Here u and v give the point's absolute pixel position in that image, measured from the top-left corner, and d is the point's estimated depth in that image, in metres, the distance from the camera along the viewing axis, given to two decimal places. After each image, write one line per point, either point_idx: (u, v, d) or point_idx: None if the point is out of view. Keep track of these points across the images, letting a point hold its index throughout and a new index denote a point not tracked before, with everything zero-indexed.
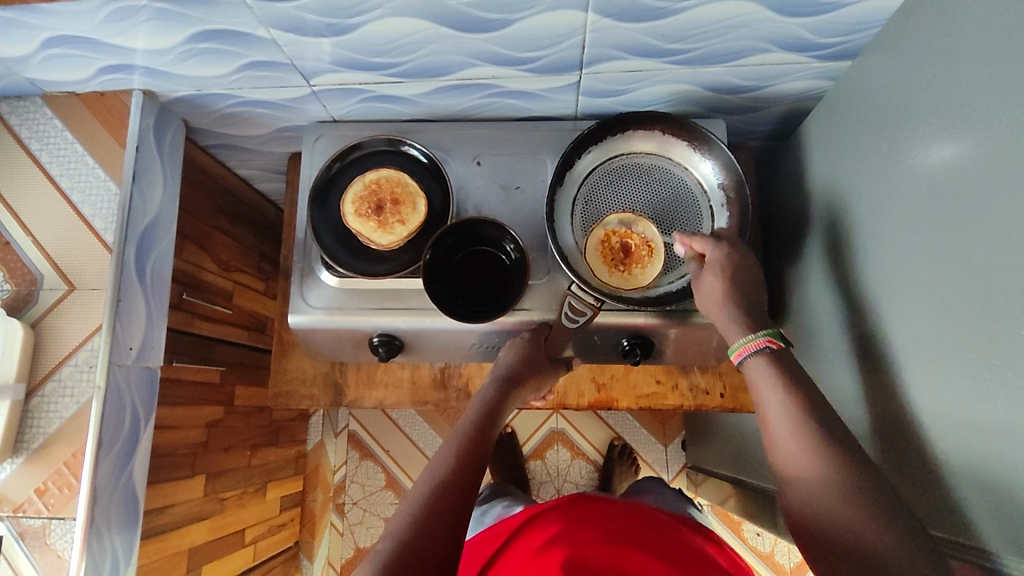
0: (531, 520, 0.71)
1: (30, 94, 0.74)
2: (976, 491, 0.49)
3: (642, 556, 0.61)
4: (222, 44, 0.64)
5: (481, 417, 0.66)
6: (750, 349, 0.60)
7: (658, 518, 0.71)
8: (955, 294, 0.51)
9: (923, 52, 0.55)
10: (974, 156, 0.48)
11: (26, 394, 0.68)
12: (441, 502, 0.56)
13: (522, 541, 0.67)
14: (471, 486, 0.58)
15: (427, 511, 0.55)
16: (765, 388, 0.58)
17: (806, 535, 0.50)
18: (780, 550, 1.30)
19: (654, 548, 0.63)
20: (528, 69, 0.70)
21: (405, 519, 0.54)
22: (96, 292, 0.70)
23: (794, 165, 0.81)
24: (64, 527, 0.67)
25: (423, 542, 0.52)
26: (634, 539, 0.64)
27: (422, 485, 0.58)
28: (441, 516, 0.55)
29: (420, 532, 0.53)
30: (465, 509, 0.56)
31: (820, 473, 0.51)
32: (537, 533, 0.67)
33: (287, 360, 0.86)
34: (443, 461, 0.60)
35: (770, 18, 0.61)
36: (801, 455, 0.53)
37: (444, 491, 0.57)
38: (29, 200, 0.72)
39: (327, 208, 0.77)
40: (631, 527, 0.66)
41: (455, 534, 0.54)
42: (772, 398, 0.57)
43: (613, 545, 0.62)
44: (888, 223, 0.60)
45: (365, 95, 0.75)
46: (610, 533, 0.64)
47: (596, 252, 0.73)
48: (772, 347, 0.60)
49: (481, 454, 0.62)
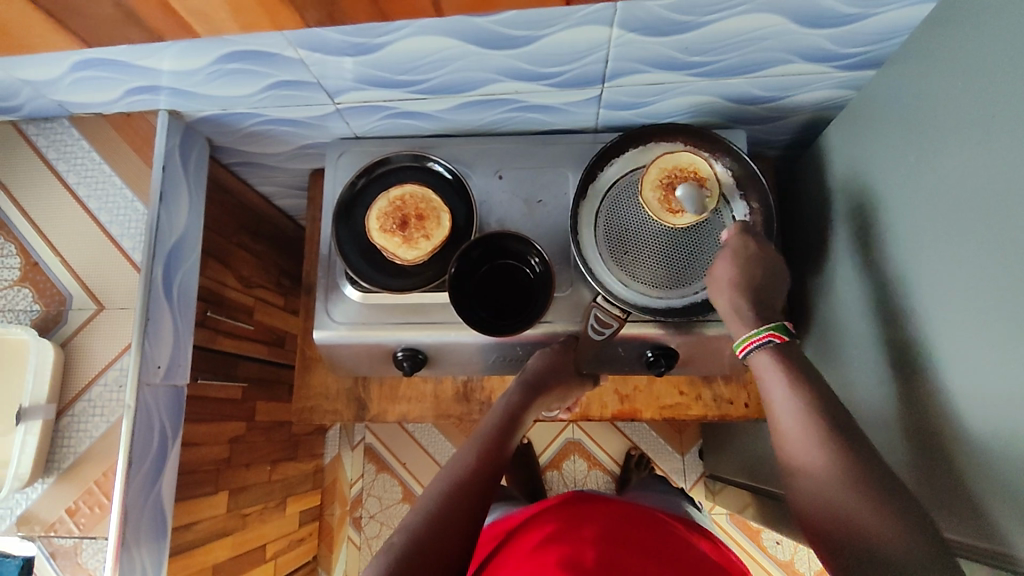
0: (528, 524, 0.70)
1: (57, 115, 0.75)
2: (1010, 501, 0.48)
3: (639, 553, 0.61)
4: (250, 64, 0.65)
5: (502, 420, 0.67)
6: (755, 343, 0.62)
7: (661, 523, 0.70)
8: (988, 303, 0.51)
9: (948, 62, 0.55)
10: (1004, 166, 0.49)
11: (57, 414, 0.69)
12: (458, 498, 0.56)
13: (519, 543, 0.67)
14: (488, 488, 0.59)
15: (443, 506, 0.55)
16: (771, 378, 0.59)
17: (810, 518, 0.51)
18: (801, 558, 1.29)
19: (653, 548, 0.63)
20: (551, 84, 0.70)
21: (420, 513, 0.55)
22: (124, 311, 0.71)
23: (816, 173, 0.81)
24: (96, 546, 0.67)
25: (437, 534, 0.53)
26: (630, 539, 0.63)
27: (440, 481, 0.58)
28: (458, 513, 0.55)
29: (436, 523, 0.54)
30: (481, 506, 0.57)
31: (817, 454, 0.52)
32: (533, 534, 0.67)
33: (311, 375, 0.86)
34: (463, 461, 0.61)
35: (794, 30, 0.62)
36: (799, 436, 0.54)
37: (461, 488, 0.57)
38: (57, 221, 0.73)
39: (352, 223, 0.77)
40: (625, 525, 0.66)
41: (471, 530, 0.55)
42: (780, 389, 0.57)
43: (606, 543, 0.62)
44: (917, 233, 0.60)
45: (389, 111, 0.76)
46: (605, 532, 0.64)
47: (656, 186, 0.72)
48: (774, 342, 0.61)
49: (499, 456, 0.63)
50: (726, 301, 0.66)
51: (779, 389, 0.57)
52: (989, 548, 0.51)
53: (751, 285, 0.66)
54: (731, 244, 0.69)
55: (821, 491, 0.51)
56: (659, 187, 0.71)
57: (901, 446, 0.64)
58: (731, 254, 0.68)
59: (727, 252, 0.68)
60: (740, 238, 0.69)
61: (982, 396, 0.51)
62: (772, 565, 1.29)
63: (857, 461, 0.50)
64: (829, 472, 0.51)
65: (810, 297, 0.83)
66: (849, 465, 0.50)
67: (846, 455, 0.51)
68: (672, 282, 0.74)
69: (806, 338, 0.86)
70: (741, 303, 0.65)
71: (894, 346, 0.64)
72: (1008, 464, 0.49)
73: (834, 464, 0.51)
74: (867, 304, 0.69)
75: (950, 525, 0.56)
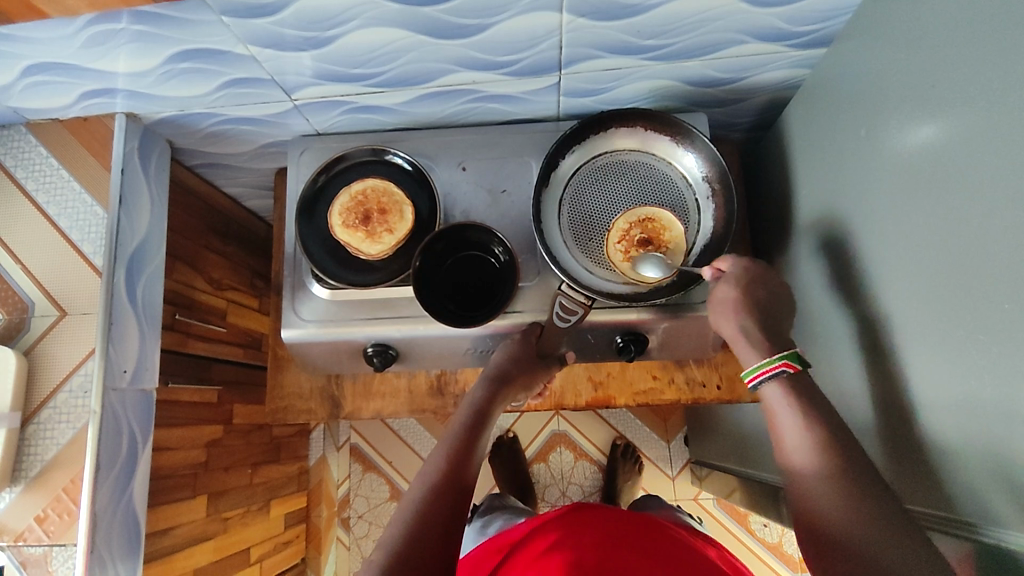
0: (531, 533, 0.70)
1: (14, 122, 0.74)
2: (974, 468, 0.49)
3: (642, 558, 0.61)
4: (202, 63, 0.65)
5: (472, 417, 0.67)
6: (764, 374, 0.59)
7: (665, 529, 0.70)
8: (938, 273, 0.51)
9: (893, 35, 0.56)
10: (949, 136, 0.49)
11: (22, 422, 0.68)
12: (435, 502, 0.56)
13: (523, 551, 0.66)
14: (463, 486, 0.59)
15: (421, 513, 0.55)
16: (782, 414, 0.56)
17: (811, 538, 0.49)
18: (789, 540, 1.29)
19: (656, 553, 0.62)
20: (507, 73, 0.70)
21: (401, 524, 0.54)
22: (87, 316, 0.70)
23: (778, 153, 0.81)
24: (66, 553, 0.67)
25: (419, 542, 0.53)
26: (632, 543, 0.63)
27: (416, 488, 0.58)
28: (437, 517, 0.55)
29: (419, 530, 0.54)
30: (460, 509, 0.57)
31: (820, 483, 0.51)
32: (537, 542, 0.66)
33: (283, 375, 0.86)
34: (436, 464, 0.61)
35: (743, 9, 0.62)
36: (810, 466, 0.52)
37: (436, 492, 0.57)
38: (16, 229, 0.73)
39: (314, 220, 0.77)
40: (623, 532, 0.66)
41: (447, 533, 0.55)
42: (789, 422, 0.55)
43: (609, 548, 0.62)
44: (874, 206, 0.60)
45: (347, 107, 0.76)
46: (605, 537, 0.64)
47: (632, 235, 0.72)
48: (787, 372, 0.58)
49: (472, 454, 0.63)
50: (731, 325, 0.65)
51: (789, 418, 0.55)
52: (954, 517, 0.51)
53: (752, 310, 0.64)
54: (730, 270, 0.67)
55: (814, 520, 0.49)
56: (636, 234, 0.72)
57: (871, 422, 0.64)
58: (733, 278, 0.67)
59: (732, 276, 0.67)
60: (740, 264, 0.67)
61: (938, 367, 0.52)
62: (760, 547, 1.30)
63: (849, 481, 0.50)
64: (824, 505, 0.49)
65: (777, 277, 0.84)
66: (837, 491, 0.49)
67: (841, 481, 0.50)
68: None
69: None
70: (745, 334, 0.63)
71: (859, 322, 0.65)
72: (967, 432, 0.49)
73: (827, 491, 0.50)
74: (831, 282, 0.70)
75: (919, 497, 0.56)
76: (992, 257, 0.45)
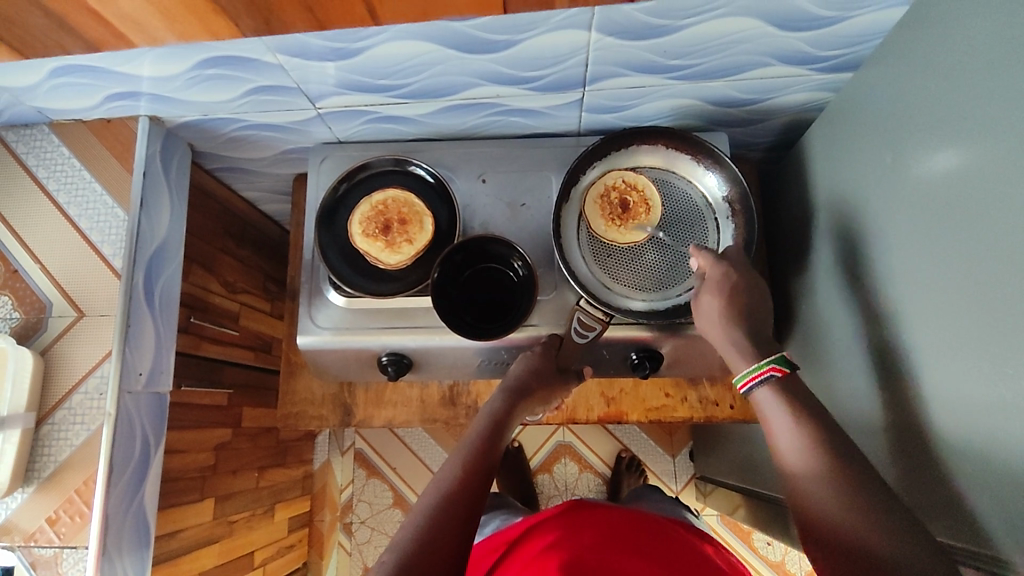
0: (529, 531, 0.70)
1: (37, 122, 0.75)
2: (990, 500, 0.48)
3: (639, 559, 0.60)
4: (229, 69, 0.65)
5: (488, 429, 0.66)
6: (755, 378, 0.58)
7: (664, 528, 0.70)
8: (956, 299, 0.51)
9: (920, 65, 0.56)
10: (974, 169, 0.49)
11: (36, 422, 0.68)
12: (449, 511, 0.56)
13: (519, 551, 0.66)
14: (477, 497, 0.58)
15: (434, 519, 0.55)
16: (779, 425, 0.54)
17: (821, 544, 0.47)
18: (792, 559, 1.29)
19: (654, 553, 0.62)
20: (532, 88, 0.70)
21: (412, 528, 0.54)
22: (104, 318, 0.71)
23: (797, 174, 0.82)
24: (76, 556, 0.66)
25: (427, 548, 0.52)
26: (629, 542, 0.63)
27: (430, 496, 0.58)
28: (449, 525, 0.55)
29: (429, 537, 0.53)
30: (472, 520, 0.56)
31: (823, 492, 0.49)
32: (536, 540, 0.66)
33: (296, 380, 0.86)
34: (449, 473, 0.60)
35: (771, 33, 0.62)
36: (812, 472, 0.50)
37: (450, 499, 0.57)
38: (36, 228, 0.73)
39: (334, 228, 0.77)
40: (620, 530, 0.66)
41: (461, 544, 0.54)
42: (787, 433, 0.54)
43: (605, 547, 0.62)
44: (894, 234, 0.60)
45: (370, 116, 0.76)
46: (605, 536, 0.64)
47: (598, 207, 0.75)
48: (774, 376, 0.57)
49: (488, 464, 0.62)
50: (720, 336, 0.64)
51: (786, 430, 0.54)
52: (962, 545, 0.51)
53: (742, 317, 0.64)
54: (712, 280, 0.67)
55: (826, 529, 0.47)
56: (611, 207, 0.75)
57: (882, 447, 0.64)
58: (716, 288, 0.66)
59: (710, 287, 0.66)
60: (720, 267, 0.67)
61: (954, 396, 0.52)
62: (763, 566, 1.29)
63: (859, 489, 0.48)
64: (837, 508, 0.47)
65: (792, 296, 0.84)
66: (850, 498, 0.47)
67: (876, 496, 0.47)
68: (656, 285, 0.74)
69: (790, 337, 0.86)
70: (733, 335, 0.63)
71: (871, 346, 0.65)
72: (981, 464, 0.49)
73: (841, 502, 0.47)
74: (846, 305, 0.70)
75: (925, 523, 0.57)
76: (1010, 289, 0.45)
